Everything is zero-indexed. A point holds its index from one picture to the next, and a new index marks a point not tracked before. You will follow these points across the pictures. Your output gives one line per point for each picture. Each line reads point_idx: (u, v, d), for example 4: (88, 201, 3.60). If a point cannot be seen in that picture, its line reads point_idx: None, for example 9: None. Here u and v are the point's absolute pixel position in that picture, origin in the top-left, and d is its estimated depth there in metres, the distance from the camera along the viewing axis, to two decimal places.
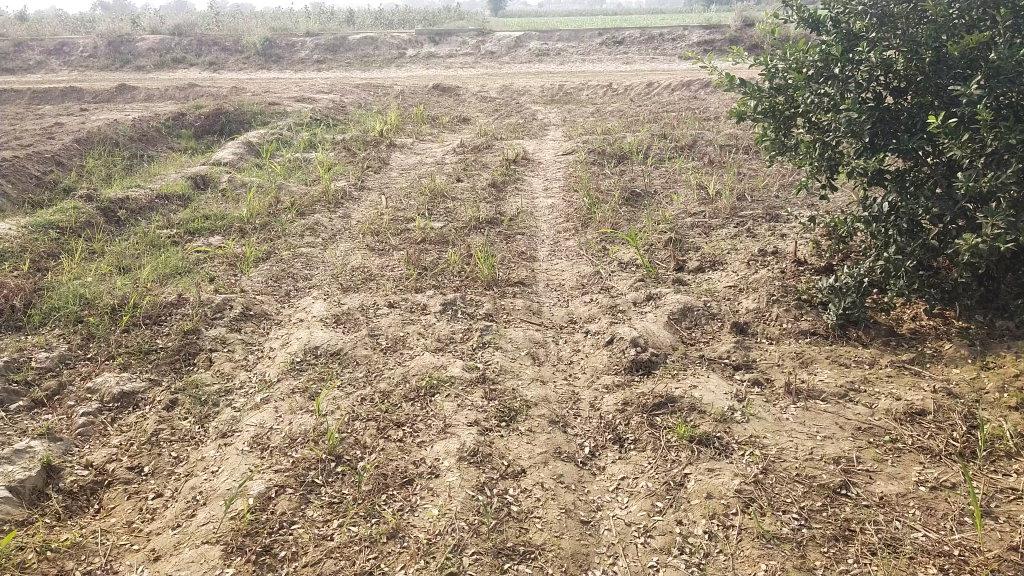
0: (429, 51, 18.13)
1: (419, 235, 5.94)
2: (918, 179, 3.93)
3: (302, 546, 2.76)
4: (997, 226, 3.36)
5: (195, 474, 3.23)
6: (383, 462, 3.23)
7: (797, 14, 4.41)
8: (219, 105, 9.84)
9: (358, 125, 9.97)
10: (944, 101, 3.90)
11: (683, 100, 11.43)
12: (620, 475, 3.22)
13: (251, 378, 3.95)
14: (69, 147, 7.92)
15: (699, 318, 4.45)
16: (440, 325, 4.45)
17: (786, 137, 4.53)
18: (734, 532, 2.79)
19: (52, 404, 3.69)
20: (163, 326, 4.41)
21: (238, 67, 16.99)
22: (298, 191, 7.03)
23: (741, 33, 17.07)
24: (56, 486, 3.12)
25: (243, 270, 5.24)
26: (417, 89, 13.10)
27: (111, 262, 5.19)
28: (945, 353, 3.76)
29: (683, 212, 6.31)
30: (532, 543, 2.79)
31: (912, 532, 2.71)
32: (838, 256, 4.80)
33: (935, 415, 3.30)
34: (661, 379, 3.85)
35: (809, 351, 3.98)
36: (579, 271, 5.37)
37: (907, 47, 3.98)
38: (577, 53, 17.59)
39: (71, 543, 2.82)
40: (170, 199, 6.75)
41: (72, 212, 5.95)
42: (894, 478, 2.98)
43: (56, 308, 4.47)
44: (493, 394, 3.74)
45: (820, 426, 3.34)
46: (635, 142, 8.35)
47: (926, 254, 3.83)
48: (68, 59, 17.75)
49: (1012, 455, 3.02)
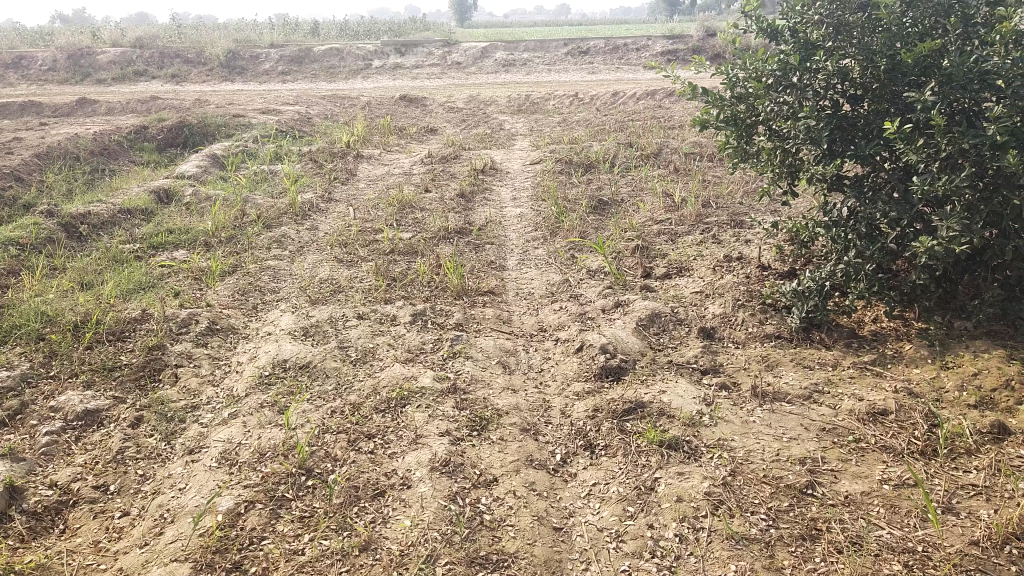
0: (395, 62, 18.12)
1: (387, 246, 5.93)
2: (876, 184, 4.08)
3: (274, 562, 2.73)
4: (953, 228, 3.46)
5: (162, 491, 3.18)
6: (354, 474, 3.21)
7: (755, 24, 4.41)
8: (182, 119, 9.75)
9: (324, 137, 9.92)
10: (899, 108, 4.05)
11: (648, 109, 11.60)
12: (592, 481, 3.24)
13: (218, 393, 3.91)
14: (29, 162, 7.77)
15: (667, 324, 4.51)
16: (410, 336, 4.45)
17: (748, 144, 4.59)
18: (704, 534, 2.83)
19: (13, 423, 3.61)
20: (127, 342, 4.34)
21: (201, 80, 16.82)
22: (264, 204, 6.98)
23: (703, 43, 17.38)
24: (20, 507, 3.05)
25: (209, 284, 5.19)
26: (383, 100, 13.09)
27: (73, 279, 5.11)
28: (906, 354, 3.85)
29: (649, 219, 6.38)
30: (505, 551, 2.79)
31: (877, 530, 2.77)
32: (801, 261, 4.91)
33: (896, 414, 3.38)
34: (631, 385, 3.89)
35: (774, 355, 4.04)
36: (548, 279, 5.41)
37: (862, 55, 4.08)
38: (543, 63, 17.71)
39: (35, 565, 2.76)
40: (134, 213, 6.67)
41: (33, 228, 5.84)
42: (858, 477, 3.05)
43: (17, 326, 4.38)
44: (464, 404, 3.74)
45: (786, 428, 3.40)
46: (602, 151, 8.44)
47: (885, 257, 3.92)
48: (26, 73, 17.42)
49: (972, 452, 3.11)
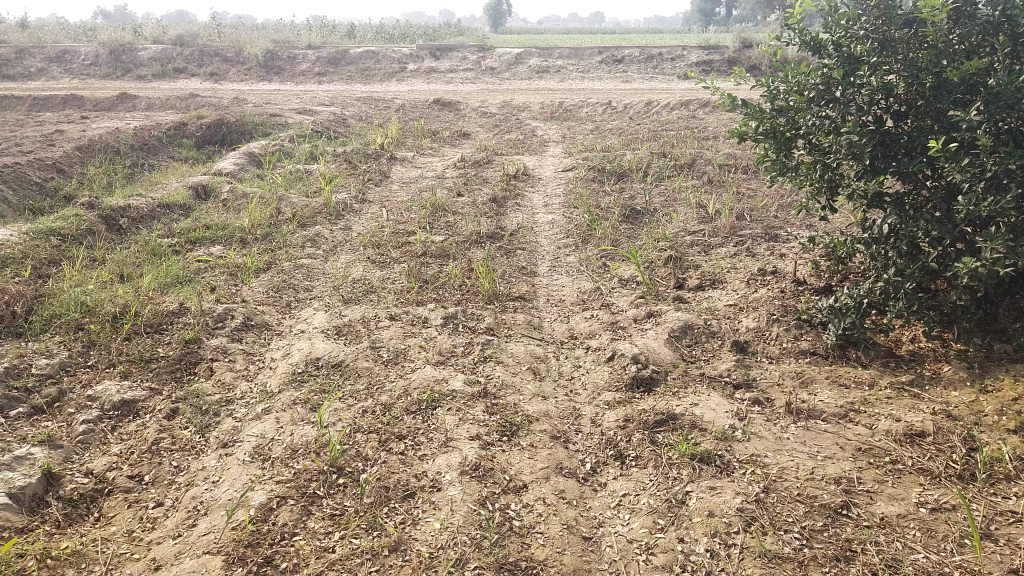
0: (430, 66, 18.21)
1: (419, 249, 5.96)
2: (917, 203, 3.99)
3: (304, 558, 2.75)
4: (996, 250, 3.38)
5: (196, 484, 3.22)
6: (385, 474, 3.22)
7: (798, 37, 4.35)
8: (221, 116, 9.89)
9: (358, 138, 10.00)
10: (944, 126, 3.89)
11: (682, 119, 11.55)
12: (622, 491, 3.22)
13: (252, 389, 3.95)
14: (71, 155, 7.92)
15: (700, 336, 4.47)
16: (441, 339, 4.47)
17: (787, 158, 4.54)
18: (735, 550, 2.80)
19: (51, 411, 3.68)
20: (164, 334, 4.41)
21: (238, 79, 17.05)
22: (299, 203, 7.05)
23: (739, 54, 17.29)
24: (56, 494, 3.11)
25: (244, 280, 5.26)
26: (417, 103, 13.15)
27: (113, 270, 5.20)
28: (944, 375, 3.79)
29: (682, 230, 6.34)
30: (534, 559, 2.78)
31: (913, 553, 2.72)
32: (837, 277, 4.85)
33: (934, 436, 3.32)
34: (662, 397, 3.86)
35: (809, 371, 3.99)
36: (580, 287, 5.40)
37: (908, 71, 3.98)
38: (577, 70, 17.69)
39: (71, 552, 2.80)
40: (172, 208, 6.78)
41: (74, 220, 5.96)
42: (894, 500, 2.99)
43: (57, 316, 4.46)
44: (495, 409, 3.74)
45: (821, 446, 3.36)
46: (636, 160, 8.40)
47: (926, 276, 3.86)
48: (69, 67, 17.77)
49: (1012, 478, 3.04)
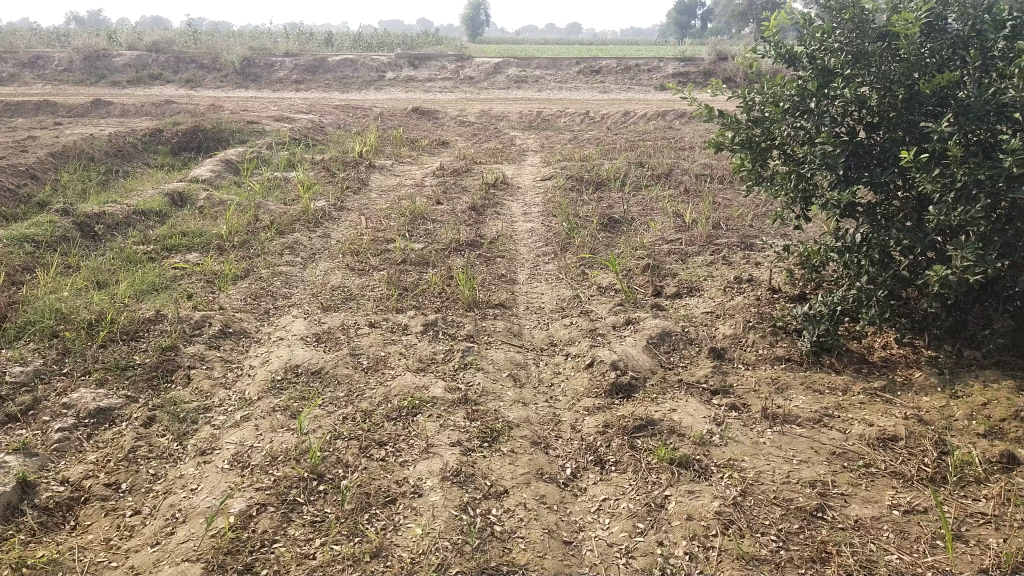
0: (408, 74, 18.21)
1: (399, 256, 5.96)
2: (889, 212, 4.08)
3: (284, 565, 2.74)
4: (967, 258, 3.46)
5: (174, 491, 3.20)
6: (366, 480, 3.22)
7: (773, 49, 4.42)
8: (196, 123, 9.82)
9: (337, 146, 9.99)
10: (914, 137, 4.03)
11: (659, 129, 11.68)
12: (602, 496, 3.25)
13: (230, 397, 3.92)
14: (45, 161, 7.83)
15: (678, 343, 4.52)
16: (421, 345, 4.48)
17: (763, 168, 4.60)
18: (713, 553, 2.83)
19: (25, 419, 3.63)
20: (140, 342, 4.36)
21: (215, 85, 16.95)
22: (277, 210, 7.02)
23: (715, 66, 17.52)
24: (32, 502, 3.07)
25: (221, 287, 5.22)
26: (395, 111, 13.15)
27: (87, 277, 5.14)
28: (915, 381, 3.87)
29: (659, 239, 6.41)
30: (515, 563, 2.80)
31: (887, 555, 2.78)
32: (811, 285, 4.94)
33: (907, 441, 3.39)
34: (641, 403, 3.90)
35: (785, 377, 4.06)
36: (559, 295, 5.43)
37: (881, 83, 4.06)
38: (555, 80, 17.81)
39: (47, 560, 2.77)
40: (148, 215, 6.72)
41: (47, 226, 5.89)
42: (868, 502, 3.05)
43: (31, 322, 4.41)
44: (475, 415, 3.76)
45: (796, 450, 3.41)
46: (613, 169, 8.46)
47: (897, 284, 3.95)
48: (42, 72, 17.55)
49: (982, 481, 3.12)
